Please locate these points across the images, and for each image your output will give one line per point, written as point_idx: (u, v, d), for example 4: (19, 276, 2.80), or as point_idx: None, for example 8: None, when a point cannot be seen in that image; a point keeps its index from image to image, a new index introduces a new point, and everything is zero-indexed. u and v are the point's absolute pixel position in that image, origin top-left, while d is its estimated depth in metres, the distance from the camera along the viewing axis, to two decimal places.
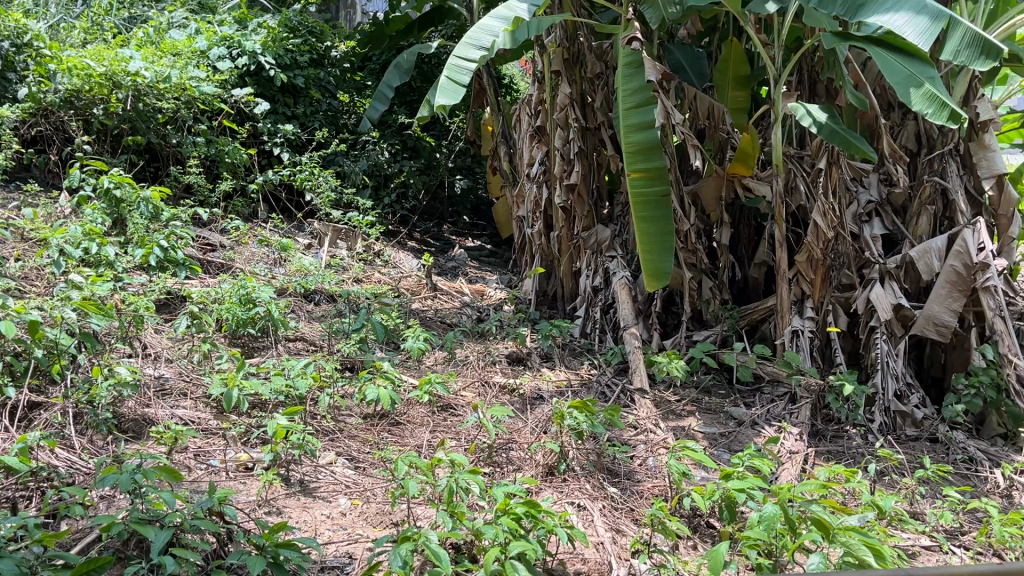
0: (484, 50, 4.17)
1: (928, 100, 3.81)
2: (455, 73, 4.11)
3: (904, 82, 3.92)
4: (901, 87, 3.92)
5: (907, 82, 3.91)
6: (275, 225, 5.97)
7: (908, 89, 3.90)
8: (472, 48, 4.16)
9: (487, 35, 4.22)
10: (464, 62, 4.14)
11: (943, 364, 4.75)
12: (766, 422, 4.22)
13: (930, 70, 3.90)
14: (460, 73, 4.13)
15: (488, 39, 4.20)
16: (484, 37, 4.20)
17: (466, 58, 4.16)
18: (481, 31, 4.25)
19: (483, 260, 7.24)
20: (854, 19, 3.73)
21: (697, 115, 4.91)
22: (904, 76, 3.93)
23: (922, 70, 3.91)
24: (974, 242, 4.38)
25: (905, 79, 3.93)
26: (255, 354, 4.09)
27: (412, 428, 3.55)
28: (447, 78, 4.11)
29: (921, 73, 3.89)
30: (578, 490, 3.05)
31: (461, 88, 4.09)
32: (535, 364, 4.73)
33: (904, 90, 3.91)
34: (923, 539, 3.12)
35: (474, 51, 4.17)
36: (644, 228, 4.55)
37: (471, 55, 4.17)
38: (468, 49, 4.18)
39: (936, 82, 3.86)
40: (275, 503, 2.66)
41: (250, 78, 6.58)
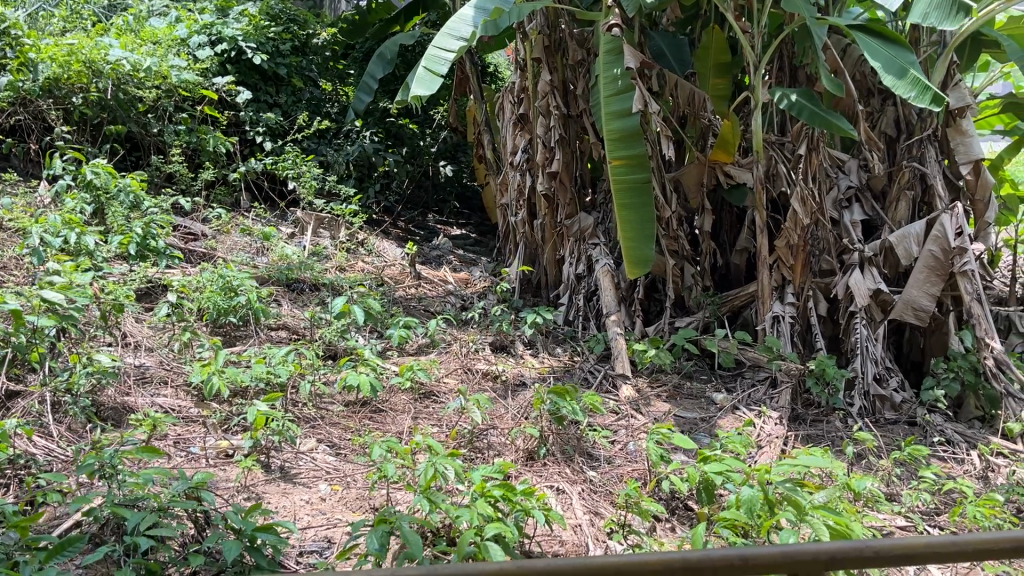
0: (462, 41, 4.16)
1: (909, 80, 3.85)
2: (433, 63, 4.09)
3: (885, 62, 3.95)
4: (882, 66, 3.94)
5: (888, 63, 3.94)
6: (258, 214, 5.95)
7: (886, 68, 3.92)
8: (450, 39, 4.15)
9: (464, 26, 4.20)
10: (442, 53, 4.12)
11: (922, 348, 4.79)
12: (746, 406, 4.24)
13: (909, 58, 3.99)
14: (437, 63, 4.11)
15: (466, 30, 4.19)
16: (462, 29, 4.19)
17: (444, 49, 4.15)
18: (458, 22, 4.24)
19: (468, 249, 7.24)
20: None
21: (679, 102, 4.91)
22: (884, 57, 3.97)
23: (903, 56, 3.98)
24: (952, 226, 4.42)
25: (886, 60, 3.96)
26: (237, 343, 4.08)
27: (394, 415, 3.56)
28: (425, 69, 4.09)
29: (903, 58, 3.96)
30: (557, 474, 3.07)
31: (438, 78, 4.07)
32: (518, 351, 4.74)
33: (885, 69, 3.93)
34: (897, 520, 3.16)
35: (452, 42, 4.16)
36: (625, 215, 4.57)
37: (449, 46, 4.15)
38: (446, 40, 4.17)
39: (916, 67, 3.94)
40: (254, 489, 2.66)
41: (232, 66, 6.55)
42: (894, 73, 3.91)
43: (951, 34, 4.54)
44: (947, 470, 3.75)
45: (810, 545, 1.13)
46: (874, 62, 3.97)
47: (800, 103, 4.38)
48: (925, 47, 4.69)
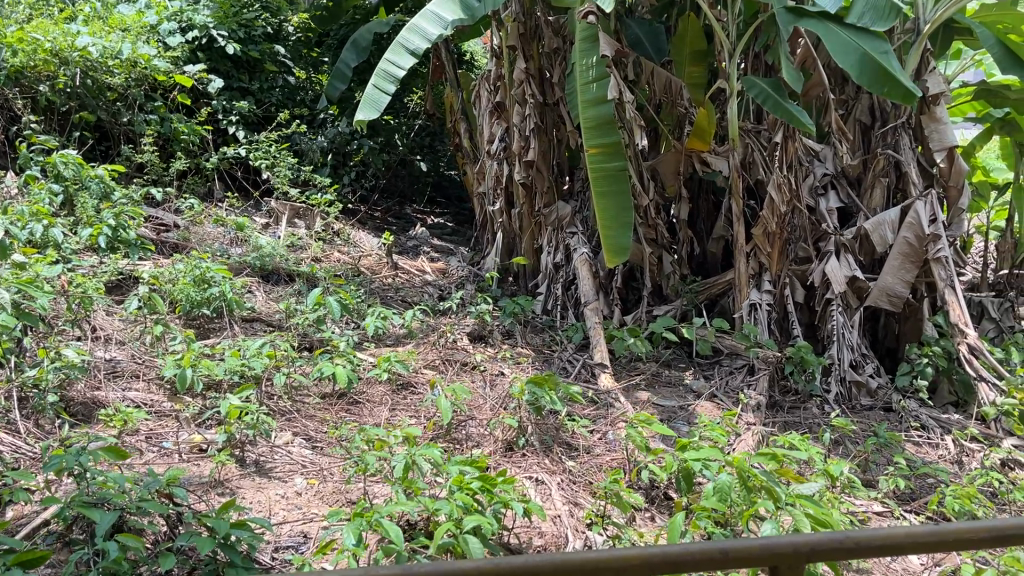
0: (412, 59, 4.25)
1: (882, 80, 3.91)
2: (382, 82, 4.27)
3: (856, 62, 3.97)
4: (854, 69, 3.98)
5: (859, 62, 3.96)
6: (231, 203, 5.87)
7: (859, 71, 3.97)
8: (401, 56, 4.25)
9: (418, 40, 4.22)
10: (392, 71, 4.26)
11: (897, 334, 4.82)
12: (724, 394, 4.25)
13: (882, 47, 4.01)
14: (386, 81, 4.29)
15: (418, 45, 4.22)
16: (415, 44, 4.22)
17: (396, 64, 4.27)
18: (415, 33, 4.24)
19: (445, 238, 7.19)
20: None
21: (655, 90, 4.90)
22: (854, 54, 3.99)
23: (874, 46, 3.99)
24: (926, 213, 4.47)
25: (858, 57, 3.98)
26: (210, 335, 4.02)
27: (371, 407, 3.53)
28: (374, 86, 4.30)
29: (873, 50, 3.97)
30: (536, 465, 3.05)
31: (384, 98, 4.29)
32: (497, 340, 4.71)
33: (857, 72, 3.97)
34: (874, 505, 3.18)
35: (404, 58, 4.25)
36: (603, 203, 4.54)
37: (401, 62, 4.25)
38: (399, 54, 4.25)
39: (890, 58, 3.96)
40: (228, 484, 2.62)
41: (203, 53, 6.44)
42: (866, 73, 3.96)
43: (924, 21, 4.53)
44: (923, 455, 3.78)
45: (791, 538, 1.12)
46: (845, 64, 4.01)
47: (765, 91, 4.40)
48: (899, 35, 4.70)
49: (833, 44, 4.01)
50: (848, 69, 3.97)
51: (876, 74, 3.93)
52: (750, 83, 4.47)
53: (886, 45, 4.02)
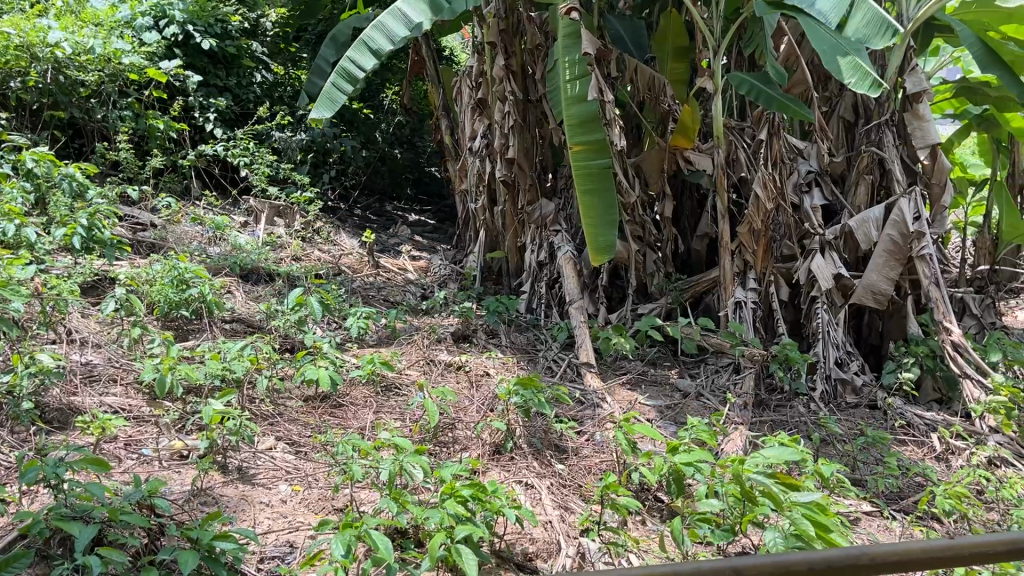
0: (375, 60, 4.22)
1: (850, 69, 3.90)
2: (341, 81, 4.19)
3: (829, 49, 3.96)
4: (826, 54, 3.96)
5: (832, 49, 3.95)
6: (210, 202, 5.77)
7: (830, 56, 3.95)
8: (365, 56, 4.20)
9: (383, 39, 4.19)
10: (353, 70, 4.19)
11: (881, 332, 4.84)
12: (710, 394, 4.24)
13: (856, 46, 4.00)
14: (345, 79, 4.21)
15: (383, 45, 4.20)
16: (380, 43, 4.19)
17: (356, 63, 4.21)
18: (379, 32, 4.20)
19: (426, 236, 7.14)
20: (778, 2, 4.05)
21: (638, 87, 4.87)
22: (828, 43, 3.98)
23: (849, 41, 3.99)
24: (911, 211, 4.48)
25: (831, 46, 3.97)
26: (189, 337, 3.94)
27: (355, 410, 3.47)
28: (331, 83, 4.21)
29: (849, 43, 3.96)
30: (525, 468, 3.01)
31: (342, 97, 4.21)
32: (481, 340, 4.66)
33: (829, 57, 3.95)
34: (863, 505, 3.18)
35: (367, 57, 4.20)
36: (588, 202, 4.51)
37: (362, 61, 4.20)
38: (361, 53, 4.20)
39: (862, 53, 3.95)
40: (211, 493, 2.54)
41: (179, 48, 6.32)
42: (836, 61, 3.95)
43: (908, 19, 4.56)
44: (909, 454, 3.78)
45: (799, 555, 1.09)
46: (818, 49, 3.99)
47: (756, 86, 4.34)
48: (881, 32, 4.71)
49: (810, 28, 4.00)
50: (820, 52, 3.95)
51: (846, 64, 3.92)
52: (738, 79, 4.40)
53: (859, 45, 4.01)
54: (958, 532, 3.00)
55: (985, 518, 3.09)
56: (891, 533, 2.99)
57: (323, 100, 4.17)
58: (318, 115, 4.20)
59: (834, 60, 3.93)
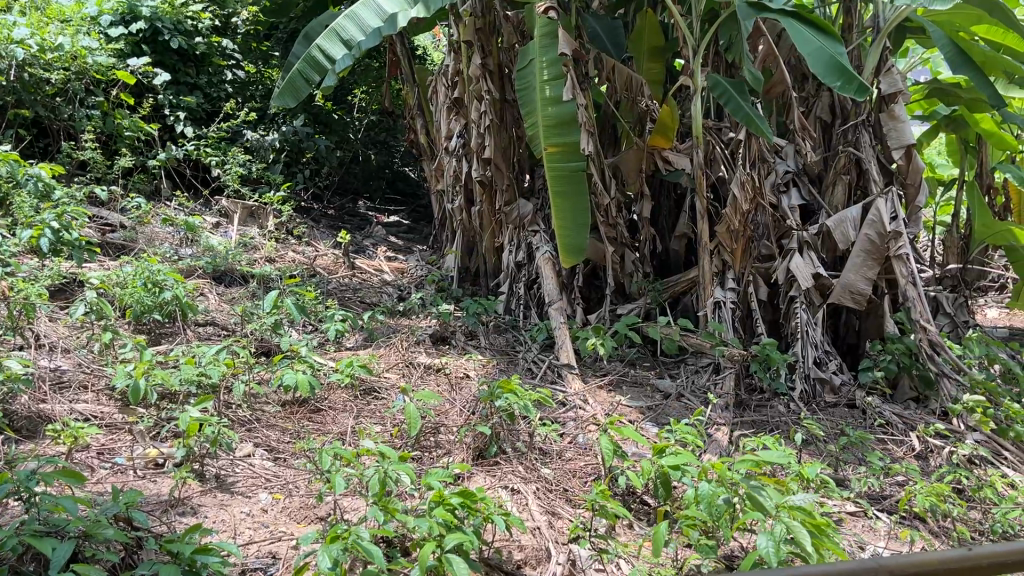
0: (345, 50, 4.17)
1: (835, 73, 3.92)
2: (308, 70, 4.14)
3: (814, 52, 3.97)
4: (811, 57, 3.97)
5: (817, 52, 3.97)
6: (181, 202, 5.64)
7: (815, 59, 3.96)
8: (335, 45, 4.15)
9: (354, 30, 4.17)
10: (321, 60, 4.13)
11: (858, 331, 4.88)
12: (691, 394, 4.22)
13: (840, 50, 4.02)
14: (312, 68, 4.15)
15: (354, 36, 4.18)
16: (351, 34, 4.16)
17: (326, 53, 4.15)
18: (351, 22, 4.19)
19: (402, 237, 7.07)
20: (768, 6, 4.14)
21: (616, 86, 4.84)
22: (814, 46, 3.99)
23: (833, 45, 4.01)
24: (888, 211, 4.51)
25: (816, 50, 3.98)
26: (162, 341, 3.85)
27: (334, 414, 3.41)
28: (296, 72, 4.16)
29: (833, 47, 3.98)
30: (511, 473, 2.97)
31: (307, 87, 4.18)
32: (460, 342, 4.62)
33: (814, 60, 3.96)
34: (847, 506, 3.18)
35: (337, 48, 4.15)
36: (560, 204, 4.51)
37: (333, 51, 4.14)
38: (332, 43, 4.15)
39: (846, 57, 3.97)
40: (189, 503, 2.47)
41: (148, 46, 6.19)
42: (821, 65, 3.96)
43: (884, 20, 4.64)
44: (889, 453, 3.80)
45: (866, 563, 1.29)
46: (803, 52, 4.00)
47: (728, 91, 4.38)
48: (858, 33, 4.76)
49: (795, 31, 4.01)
50: (806, 55, 3.97)
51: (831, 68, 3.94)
52: (712, 83, 4.44)
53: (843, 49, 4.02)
54: (941, 531, 3.01)
55: (967, 517, 3.11)
56: (875, 533, 3.00)
57: (288, 88, 4.14)
58: (281, 103, 4.17)
59: (821, 64, 3.96)
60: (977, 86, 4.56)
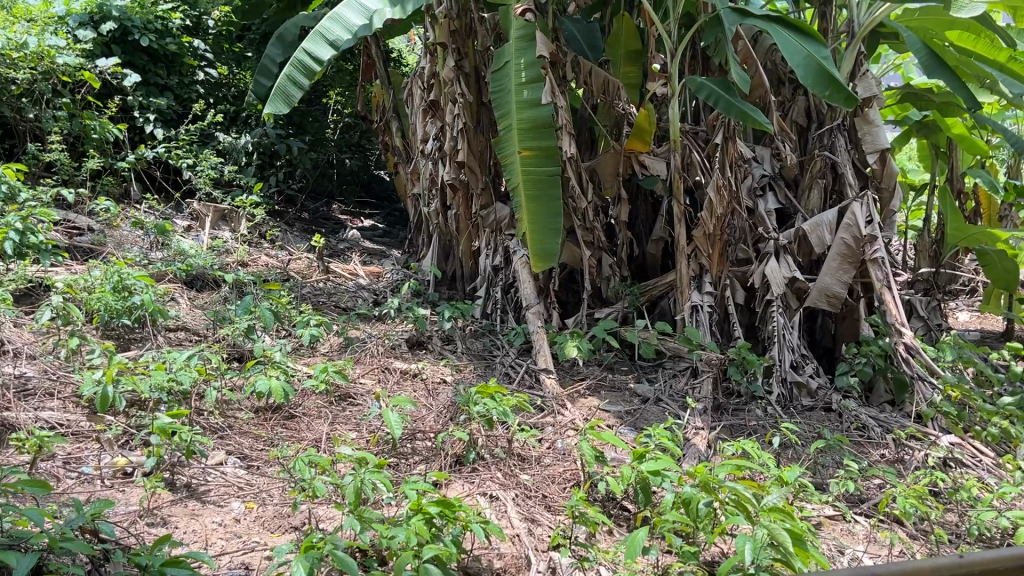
0: (332, 51, 4.12)
1: (825, 83, 3.93)
2: (297, 74, 4.10)
3: (802, 62, 3.96)
4: (800, 68, 3.95)
5: (804, 62, 3.95)
6: (151, 205, 5.52)
7: (804, 70, 3.95)
8: (321, 47, 4.11)
9: (339, 30, 4.13)
10: (309, 63, 4.09)
11: (834, 334, 4.91)
12: (669, 398, 4.21)
13: (824, 52, 4.00)
14: (301, 72, 4.11)
15: (340, 37, 4.13)
16: (337, 34, 4.12)
17: (312, 56, 4.11)
18: (335, 23, 4.15)
19: (376, 240, 7.01)
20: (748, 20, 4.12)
21: (593, 89, 4.82)
22: (801, 55, 3.97)
23: (817, 49, 3.99)
24: (863, 215, 4.53)
25: (803, 58, 3.97)
26: (131, 347, 3.76)
27: (308, 421, 3.35)
28: (286, 78, 4.12)
29: (818, 53, 3.97)
30: (489, 479, 2.93)
31: (299, 92, 4.12)
32: (436, 347, 4.58)
33: (803, 70, 3.95)
34: (826, 509, 3.17)
35: (323, 49, 4.11)
36: (533, 208, 4.48)
37: (319, 53, 4.10)
38: (318, 45, 4.11)
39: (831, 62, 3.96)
40: (158, 513, 2.40)
41: (117, 46, 6.07)
42: (811, 73, 3.95)
43: (858, 24, 4.69)
44: (866, 455, 3.81)
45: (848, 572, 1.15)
46: (790, 64, 3.99)
47: (715, 92, 4.36)
48: (831, 38, 4.81)
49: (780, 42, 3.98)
50: (795, 67, 3.95)
51: (821, 76, 3.94)
52: (698, 85, 4.42)
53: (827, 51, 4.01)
54: (918, 535, 3.02)
55: (944, 520, 3.12)
56: (855, 536, 2.99)
57: (279, 94, 4.08)
58: (274, 110, 4.11)
59: (806, 72, 3.94)
60: (951, 89, 4.61)
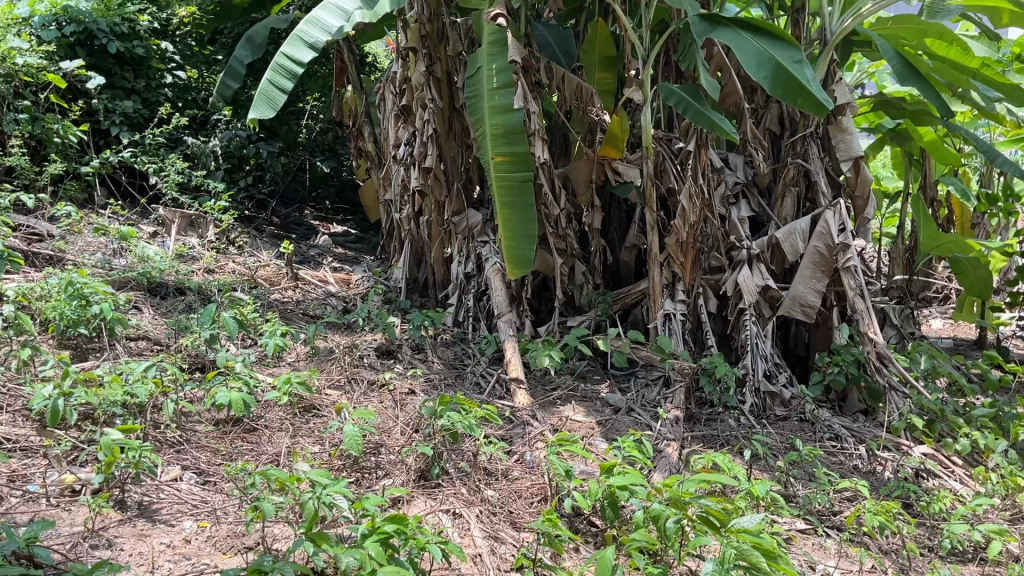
0: (312, 52, 4.04)
1: (794, 93, 3.91)
2: (279, 78, 4.02)
3: (769, 74, 3.94)
4: (767, 81, 3.94)
5: (771, 74, 3.93)
6: (115, 211, 5.40)
7: (772, 82, 3.94)
8: (300, 49, 4.03)
9: (318, 31, 4.06)
10: (290, 66, 4.02)
11: (808, 343, 4.89)
12: (641, 409, 4.15)
13: (795, 57, 3.95)
14: (283, 76, 4.03)
15: (319, 38, 4.06)
16: (315, 35, 4.05)
17: (293, 59, 4.03)
18: (313, 25, 4.08)
19: (349, 247, 6.92)
20: (713, 29, 4.07)
21: (566, 96, 4.75)
22: (767, 66, 3.94)
23: (786, 56, 3.94)
24: (836, 223, 4.51)
25: (770, 69, 3.94)
26: (88, 357, 3.65)
27: (270, 434, 3.26)
28: (269, 83, 4.03)
29: (786, 60, 3.92)
30: (452, 495, 2.86)
31: (283, 95, 4.03)
32: (406, 356, 4.50)
33: (770, 83, 3.94)
34: (797, 523, 3.12)
35: (303, 51, 4.03)
36: (506, 214, 4.41)
37: (300, 55, 4.03)
38: (297, 48, 4.04)
39: (802, 67, 3.90)
40: (104, 534, 2.30)
41: (81, 48, 5.92)
42: (779, 85, 3.94)
43: (830, 32, 4.67)
44: (838, 466, 3.77)
45: None
46: (758, 75, 3.96)
47: (684, 99, 4.32)
48: (804, 45, 4.79)
49: (745, 56, 3.96)
50: (761, 81, 3.94)
51: (789, 86, 3.92)
52: (667, 91, 4.38)
53: (798, 54, 3.96)
54: (890, 549, 2.97)
55: (916, 534, 3.08)
56: (826, 551, 2.95)
57: (262, 99, 3.99)
58: (259, 115, 4.00)
59: (776, 84, 3.93)
60: (925, 98, 4.61)
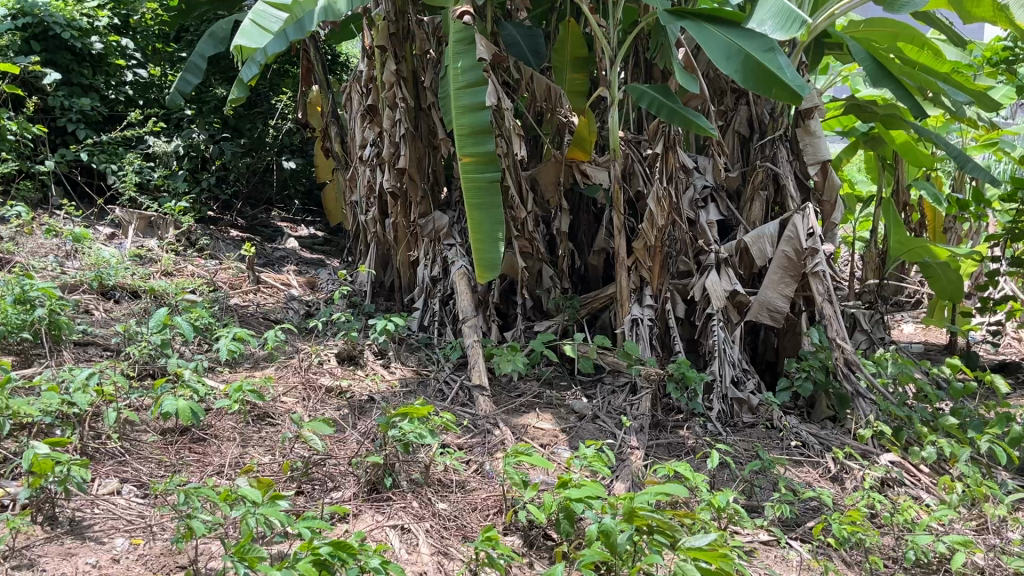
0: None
1: (767, 82, 3.83)
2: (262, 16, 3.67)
3: (738, 67, 3.86)
4: (737, 74, 3.87)
5: (741, 66, 3.85)
6: (69, 211, 5.25)
7: (743, 74, 3.86)
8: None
9: None
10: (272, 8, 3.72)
11: (776, 348, 4.84)
12: (607, 416, 4.07)
13: (765, 46, 3.86)
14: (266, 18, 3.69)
15: None
16: None
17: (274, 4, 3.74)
18: None
19: (315, 249, 6.80)
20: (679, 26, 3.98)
21: (534, 96, 4.65)
22: (737, 59, 3.87)
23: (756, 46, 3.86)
24: (804, 227, 4.45)
25: (740, 61, 3.87)
26: (31, 364, 3.53)
27: (219, 444, 3.14)
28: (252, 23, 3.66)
29: (755, 50, 3.84)
30: (402, 509, 2.76)
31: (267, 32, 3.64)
32: (368, 362, 4.40)
33: (741, 76, 3.86)
34: (760, 533, 3.05)
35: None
36: (477, 215, 4.27)
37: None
38: None
39: (772, 55, 3.83)
40: (27, 554, 2.21)
41: (36, 42, 5.73)
42: (751, 75, 3.86)
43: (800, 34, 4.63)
44: (803, 476, 3.72)
45: None
46: (728, 69, 3.89)
47: (656, 99, 4.25)
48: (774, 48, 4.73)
49: (712, 51, 3.90)
50: (731, 75, 3.87)
51: (762, 76, 3.84)
52: (637, 92, 4.30)
53: (769, 43, 3.88)
54: (853, 561, 2.91)
55: (881, 545, 3.02)
56: (787, 563, 2.88)
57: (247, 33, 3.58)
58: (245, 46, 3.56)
59: (747, 76, 3.85)
60: (897, 99, 4.58)
